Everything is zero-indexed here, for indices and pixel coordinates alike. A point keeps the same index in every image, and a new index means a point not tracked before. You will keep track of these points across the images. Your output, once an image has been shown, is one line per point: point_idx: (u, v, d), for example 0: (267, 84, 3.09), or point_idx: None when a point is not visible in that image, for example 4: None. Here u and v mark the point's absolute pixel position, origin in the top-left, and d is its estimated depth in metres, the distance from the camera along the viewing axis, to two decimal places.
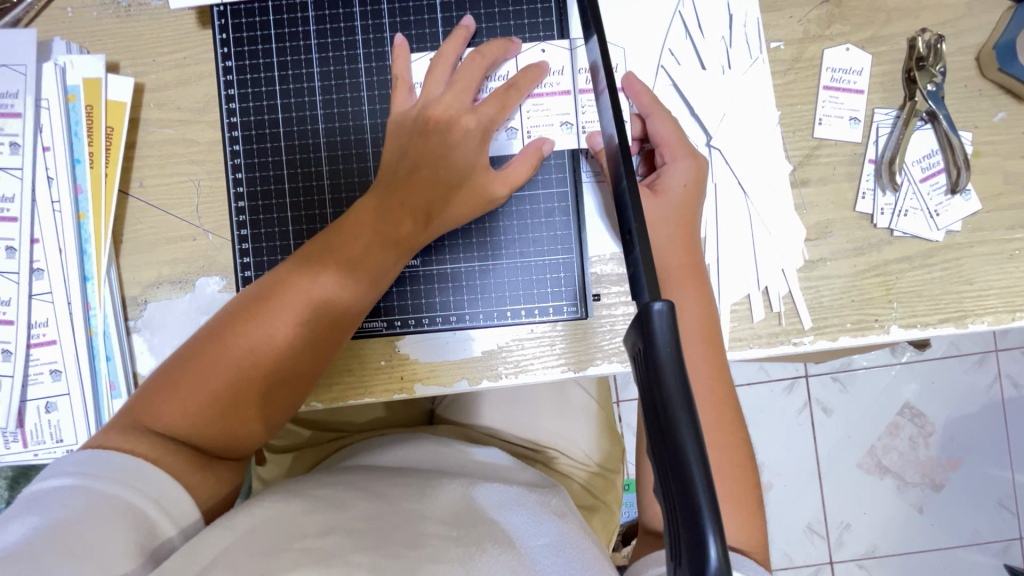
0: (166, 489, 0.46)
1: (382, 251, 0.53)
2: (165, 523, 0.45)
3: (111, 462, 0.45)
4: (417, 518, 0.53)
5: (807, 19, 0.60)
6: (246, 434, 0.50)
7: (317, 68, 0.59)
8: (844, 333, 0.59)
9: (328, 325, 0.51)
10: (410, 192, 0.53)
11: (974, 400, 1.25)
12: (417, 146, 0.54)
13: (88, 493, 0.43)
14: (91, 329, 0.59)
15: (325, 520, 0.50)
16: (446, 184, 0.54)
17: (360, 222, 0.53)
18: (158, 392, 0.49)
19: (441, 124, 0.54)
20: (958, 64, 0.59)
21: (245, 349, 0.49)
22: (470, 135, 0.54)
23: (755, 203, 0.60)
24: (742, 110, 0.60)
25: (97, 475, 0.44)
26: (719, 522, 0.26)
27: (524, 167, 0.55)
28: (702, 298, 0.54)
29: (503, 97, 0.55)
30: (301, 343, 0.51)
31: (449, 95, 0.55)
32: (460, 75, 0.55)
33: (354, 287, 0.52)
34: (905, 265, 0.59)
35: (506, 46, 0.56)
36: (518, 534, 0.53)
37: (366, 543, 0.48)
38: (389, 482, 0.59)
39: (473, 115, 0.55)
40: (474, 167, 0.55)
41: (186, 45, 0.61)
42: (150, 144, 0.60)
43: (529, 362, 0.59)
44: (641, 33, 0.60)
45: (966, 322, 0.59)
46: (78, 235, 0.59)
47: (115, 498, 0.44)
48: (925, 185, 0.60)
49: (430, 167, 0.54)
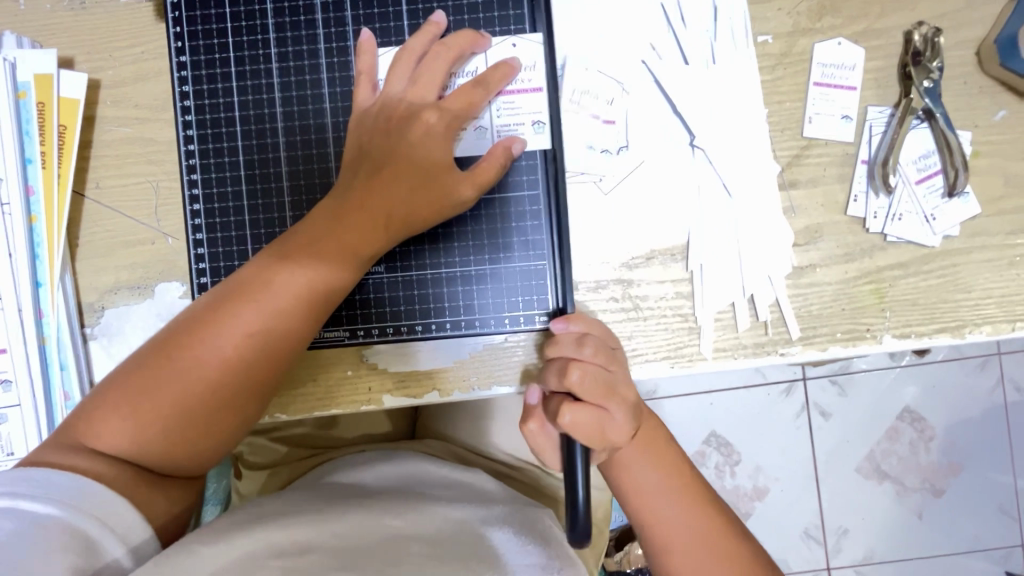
0: (112, 505, 0.44)
1: (340, 260, 0.50)
2: (112, 542, 0.43)
3: (51, 481, 0.43)
4: (398, 539, 0.51)
5: (796, 12, 0.57)
6: (198, 451, 0.48)
7: (276, 64, 0.56)
8: (834, 343, 0.56)
9: (279, 339, 0.49)
10: (367, 197, 0.50)
11: (976, 405, 1.21)
12: (378, 148, 0.51)
13: (23, 515, 0.41)
14: (44, 337, 0.57)
15: (288, 549, 0.47)
16: (406, 190, 0.51)
17: (317, 231, 0.50)
18: (102, 409, 0.47)
19: (402, 121, 0.52)
20: (956, 59, 0.56)
21: (194, 365, 0.47)
22: (433, 133, 0.51)
23: (742, 206, 0.57)
24: (728, 107, 0.57)
25: (34, 496, 0.42)
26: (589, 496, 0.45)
27: (492, 166, 0.52)
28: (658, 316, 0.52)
29: (469, 93, 0.53)
30: (253, 358, 0.48)
31: (411, 92, 0.53)
32: (425, 70, 0.53)
33: (309, 298, 0.49)
34: (898, 272, 0.56)
35: (474, 39, 0.54)
36: (506, 551, 0.52)
37: (348, 562, 0.47)
38: (367, 498, 0.57)
39: (437, 110, 0.52)
40: (438, 168, 0.51)
41: (142, 40, 0.58)
42: (107, 143, 0.58)
43: (501, 373, 0.56)
44: (621, 27, 0.57)
45: (963, 332, 0.56)
46: (29, 238, 0.56)
47: (52, 519, 0.41)
48: (921, 188, 0.56)
49: (390, 168, 0.51)
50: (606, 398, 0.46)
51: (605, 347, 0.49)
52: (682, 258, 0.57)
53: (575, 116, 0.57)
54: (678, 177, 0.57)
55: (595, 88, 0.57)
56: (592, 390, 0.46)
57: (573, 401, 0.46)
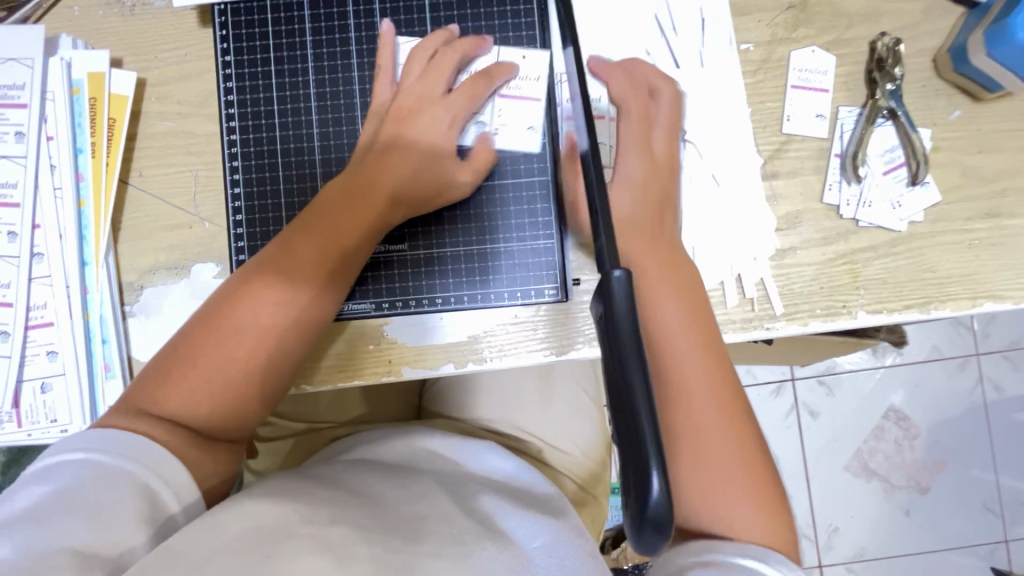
0: (167, 464, 0.48)
1: (360, 229, 0.55)
2: (169, 496, 0.48)
3: (117, 439, 0.48)
4: (418, 518, 0.53)
5: (774, 23, 0.64)
6: (239, 410, 0.52)
7: (312, 63, 0.62)
8: (814, 319, 0.62)
9: (311, 304, 0.54)
10: (383, 174, 0.56)
11: (957, 404, 1.27)
12: (389, 132, 0.58)
13: (96, 466, 0.46)
14: (87, 313, 0.61)
15: (324, 510, 0.51)
16: (418, 168, 0.57)
17: (333, 204, 0.55)
18: (155, 377, 0.52)
19: (411, 114, 0.58)
20: (916, 66, 0.63)
21: (233, 328, 0.52)
22: (438, 121, 0.58)
23: (729, 196, 0.63)
24: (715, 106, 0.63)
25: (104, 450, 0.47)
26: (663, 462, 0.29)
27: (486, 151, 0.60)
28: (678, 258, 0.57)
29: (473, 88, 0.59)
30: (284, 320, 0.53)
31: (422, 86, 0.59)
32: (433, 66, 0.59)
33: (331, 263, 0.55)
34: (870, 254, 0.62)
35: (477, 42, 0.61)
36: (515, 534, 0.55)
37: (372, 536, 0.48)
38: (387, 485, 0.59)
39: (443, 107, 0.59)
40: (441, 152, 0.58)
41: (186, 42, 0.63)
42: (149, 136, 0.63)
43: (512, 346, 0.61)
44: (620, 35, 0.64)
45: (929, 308, 0.62)
46: (77, 221, 0.61)
47: (119, 470, 0.46)
48: (888, 178, 0.63)
49: (398, 148, 0.57)
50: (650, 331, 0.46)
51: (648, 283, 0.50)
52: None
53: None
54: None
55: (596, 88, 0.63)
56: None
57: None
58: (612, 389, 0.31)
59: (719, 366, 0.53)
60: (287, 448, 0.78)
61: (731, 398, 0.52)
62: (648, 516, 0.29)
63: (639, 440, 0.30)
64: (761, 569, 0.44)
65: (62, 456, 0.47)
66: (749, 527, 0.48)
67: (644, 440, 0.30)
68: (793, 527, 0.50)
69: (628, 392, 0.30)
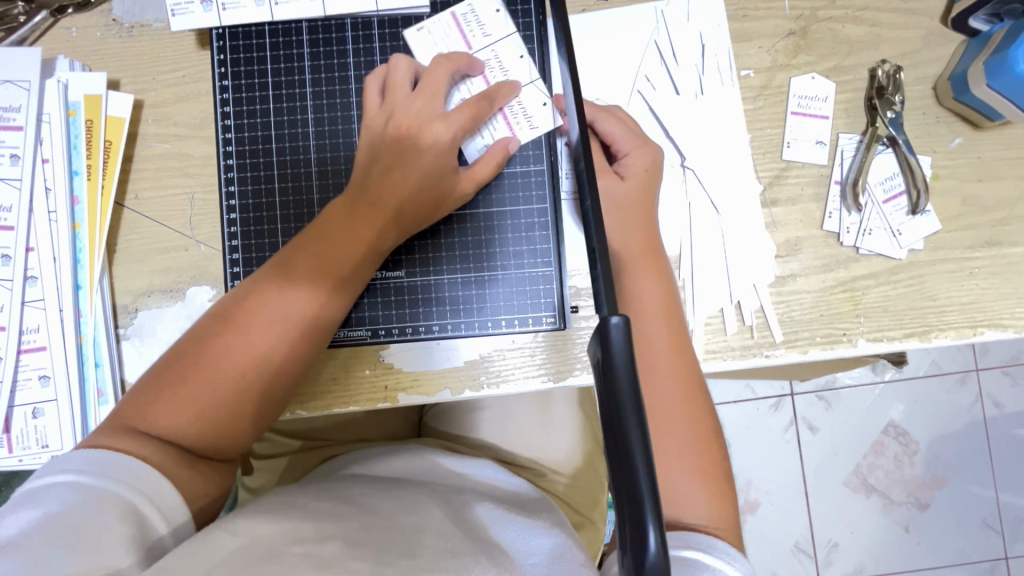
0: (157, 486, 0.48)
1: (356, 252, 0.54)
2: (157, 519, 0.47)
3: (107, 461, 0.47)
4: (416, 531, 0.53)
5: (775, 50, 0.64)
6: (231, 433, 0.52)
7: (310, 88, 0.62)
8: (814, 346, 0.62)
9: (304, 326, 0.53)
10: (380, 193, 0.54)
11: (957, 420, 1.27)
12: (387, 148, 0.56)
13: (82, 489, 0.45)
14: (81, 336, 0.61)
15: (320, 529, 0.50)
16: (415, 186, 0.55)
17: (332, 224, 0.54)
18: (147, 394, 0.51)
19: (411, 129, 0.55)
20: (917, 93, 0.63)
21: (227, 349, 0.51)
22: (437, 141, 0.55)
23: (729, 222, 0.63)
24: (715, 132, 0.63)
25: (91, 472, 0.46)
26: (660, 517, 0.29)
27: (488, 166, 0.57)
28: (662, 281, 0.57)
29: (475, 107, 0.56)
30: (277, 342, 0.52)
31: (419, 101, 0.56)
32: (426, 83, 0.57)
33: (330, 288, 0.54)
34: (871, 281, 0.62)
35: (471, 62, 0.59)
36: (512, 547, 0.54)
37: (363, 549, 0.49)
38: (384, 496, 0.59)
39: (443, 122, 0.56)
40: (443, 170, 0.55)
41: (185, 64, 0.63)
42: (147, 157, 0.63)
43: (510, 372, 0.61)
44: (619, 61, 0.64)
45: (930, 336, 0.62)
46: (72, 244, 0.61)
47: (107, 493, 0.46)
48: (888, 206, 0.63)
49: (399, 167, 0.55)
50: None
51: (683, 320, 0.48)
52: (675, 267, 0.63)
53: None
54: (671, 193, 0.63)
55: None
56: None
57: None
58: (607, 435, 0.31)
59: (686, 363, 0.55)
60: (281, 467, 0.77)
61: (693, 393, 0.55)
62: None
63: (635, 493, 0.29)
64: (705, 560, 0.47)
65: (47, 480, 0.46)
66: (694, 508, 0.52)
67: (640, 492, 0.29)
68: (734, 511, 0.54)
69: (624, 442, 0.30)
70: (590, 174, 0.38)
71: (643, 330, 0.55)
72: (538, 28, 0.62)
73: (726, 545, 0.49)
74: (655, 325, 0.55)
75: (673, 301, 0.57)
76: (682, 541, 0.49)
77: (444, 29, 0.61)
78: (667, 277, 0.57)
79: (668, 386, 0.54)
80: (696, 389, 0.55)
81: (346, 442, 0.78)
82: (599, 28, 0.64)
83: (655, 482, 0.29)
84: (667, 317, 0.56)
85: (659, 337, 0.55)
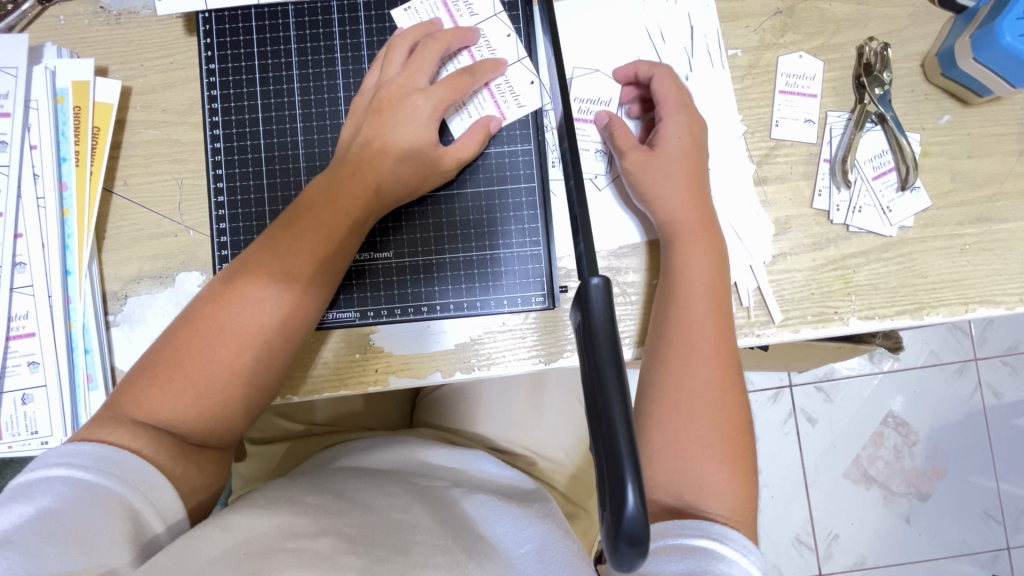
0: (152, 481, 0.47)
1: (343, 227, 0.54)
2: (152, 515, 0.47)
3: (101, 454, 0.47)
4: (406, 527, 0.53)
5: (762, 29, 0.64)
6: (224, 416, 0.51)
7: (296, 71, 0.62)
8: (806, 325, 0.61)
9: (297, 303, 0.53)
10: (366, 168, 0.55)
11: (956, 408, 1.26)
12: (371, 123, 0.56)
13: (77, 484, 0.45)
14: (70, 322, 0.61)
15: (316, 523, 0.50)
16: (401, 161, 0.55)
17: (315, 203, 0.54)
18: (138, 383, 0.51)
19: (394, 104, 0.56)
20: (905, 71, 0.63)
21: (218, 329, 0.51)
22: (420, 114, 0.56)
23: (722, 203, 0.63)
24: (706, 111, 0.63)
25: (85, 466, 0.46)
26: (638, 475, 0.29)
27: (471, 141, 0.57)
28: (714, 258, 0.57)
29: (457, 80, 0.57)
30: (266, 321, 0.52)
31: (404, 76, 0.57)
32: (415, 57, 0.57)
33: (316, 264, 0.53)
34: (861, 260, 0.62)
35: (462, 34, 0.58)
36: (502, 543, 0.54)
37: (357, 546, 0.48)
38: (376, 491, 0.59)
39: (425, 95, 0.56)
40: (427, 143, 0.56)
41: (172, 50, 0.63)
42: (136, 144, 0.63)
43: (501, 354, 0.61)
44: (609, 42, 0.64)
45: (922, 314, 0.61)
46: (61, 230, 0.61)
47: (102, 488, 0.45)
48: (877, 183, 0.62)
49: (379, 143, 0.55)
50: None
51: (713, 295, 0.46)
52: None
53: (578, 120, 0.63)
54: None
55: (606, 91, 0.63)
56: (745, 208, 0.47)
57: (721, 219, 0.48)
58: (588, 391, 0.31)
59: (728, 354, 0.55)
60: (273, 457, 0.76)
61: (731, 379, 0.54)
62: (624, 534, 0.28)
63: (614, 449, 0.29)
64: (718, 550, 0.46)
65: (40, 474, 0.45)
66: (715, 496, 0.51)
67: (619, 443, 0.29)
68: (756, 509, 0.53)
69: (604, 398, 0.30)
70: (571, 150, 0.39)
71: (686, 311, 0.55)
72: (525, 8, 0.62)
73: (741, 537, 0.48)
74: (699, 303, 0.55)
75: (723, 276, 0.57)
76: (696, 529, 0.47)
77: (430, 8, 0.61)
78: (719, 252, 0.57)
79: (705, 365, 0.54)
80: (733, 378, 0.54)
81: (341, 431, 0.77)
82: (588, 9, 0.64)
83: (634, 438, 0.29)
84: (716, 307, 0.55)
85: (702, 322, 0.55)
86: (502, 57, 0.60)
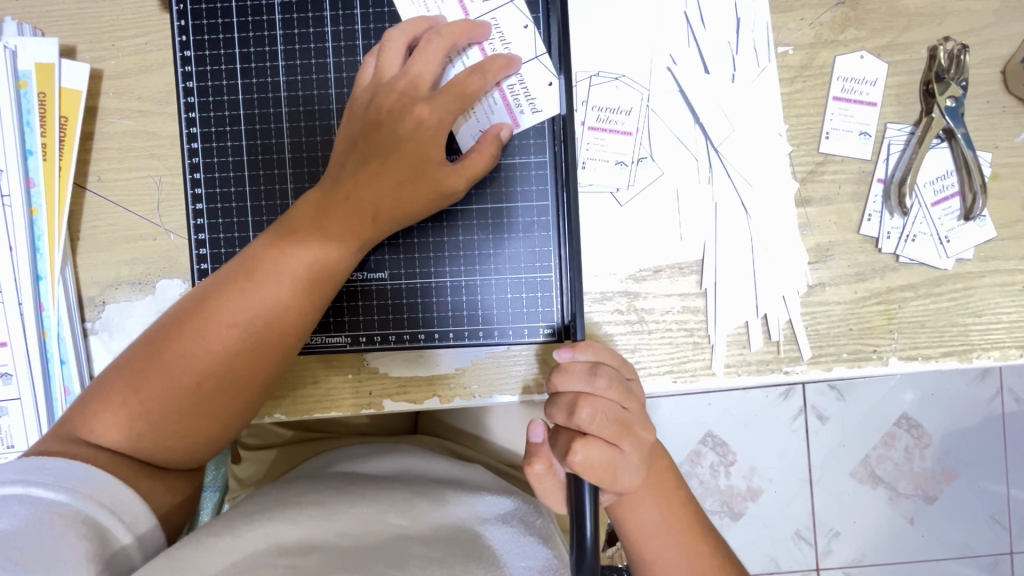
0: (123, 496, 0.44)
1: (326, 252, 0.48)
2: (121, 530, 0.43)
3: (61, 468, 0.43)
4: (402, 538, 0.50)
5: (819, 23, 0.55)
6: (187, 444, 0.48)
7: (282, 62, 0.55)
8: (840, 363, 0.56)
9: (268, 336, 0.48)
10: (356, 188, 0.49)
11: (975, 412, 1.17)
12: (367, 135, 0.50)
13: (36, 501, 0.41)
14: (44, 331, 0.56)
15: (308, 534, 0.48)
16: (394, 181, 0.49)
17: (302, 223, 0.49)
18: (96, 401, 0.46)
19: (393, 112, 0.50)
20: (981, 77, 0.55)
21: (181, 353, 0.47)
22: (422, 127, 0.49)
23: (759, 224, 0.56)
24: (752, 120, 0.55)
25: (46, 483, 0.42)
26: None
27: (481, 156, 0.50)
28: None
29: (465, 83, 0.50)
30: (233, 351, 0.47)
31: (404, 77, 0.50)
32: (418, 56, 0.50)
33: (296, 293, 0.48)
34: (909, 294, 0.55)
35: (472, 28, 0.51)
36: (503, 553, 0.50)
37: (351, 563, 0.46)
38: (371, 487, 0.55)
39: (429, 105, 0.49)
40: (425, 162, 0.49)
41: (148, 29, 0.56)
42: (108, 135, 0.57)
43: (502, 379, 0.56)
44: (640, 33, 0.56)
45: (971, 356, 0.55)
46: (29, 231, 0.55)
47: (65, 506, 0.41)
48: (936, 210, 0.56)
49: (377, 160, 0.49)
50: (618, 436, 0.44)
51: (619, 379, 0.46)
52: (698, 274, 0.56)
53: (603, 126, 0.56)
54: (694, 194, 0.56)
55: (628, 99, 0.56)
56: (605, 428, 0.44)
57: (584, 439, 0.44)
58: None
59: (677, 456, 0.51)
60: (267, 459, 0.71)
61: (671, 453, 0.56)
62: None
63: None
64: None
65: None
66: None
67: None
68: None
69: None
70: None
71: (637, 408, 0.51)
72: None
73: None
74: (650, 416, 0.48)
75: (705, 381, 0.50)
76: None
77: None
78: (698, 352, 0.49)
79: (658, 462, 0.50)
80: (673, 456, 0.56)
81: (335, 436, 0.73)
82: None
83: None
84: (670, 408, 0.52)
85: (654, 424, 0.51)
86: (517, 54, 0.53)
